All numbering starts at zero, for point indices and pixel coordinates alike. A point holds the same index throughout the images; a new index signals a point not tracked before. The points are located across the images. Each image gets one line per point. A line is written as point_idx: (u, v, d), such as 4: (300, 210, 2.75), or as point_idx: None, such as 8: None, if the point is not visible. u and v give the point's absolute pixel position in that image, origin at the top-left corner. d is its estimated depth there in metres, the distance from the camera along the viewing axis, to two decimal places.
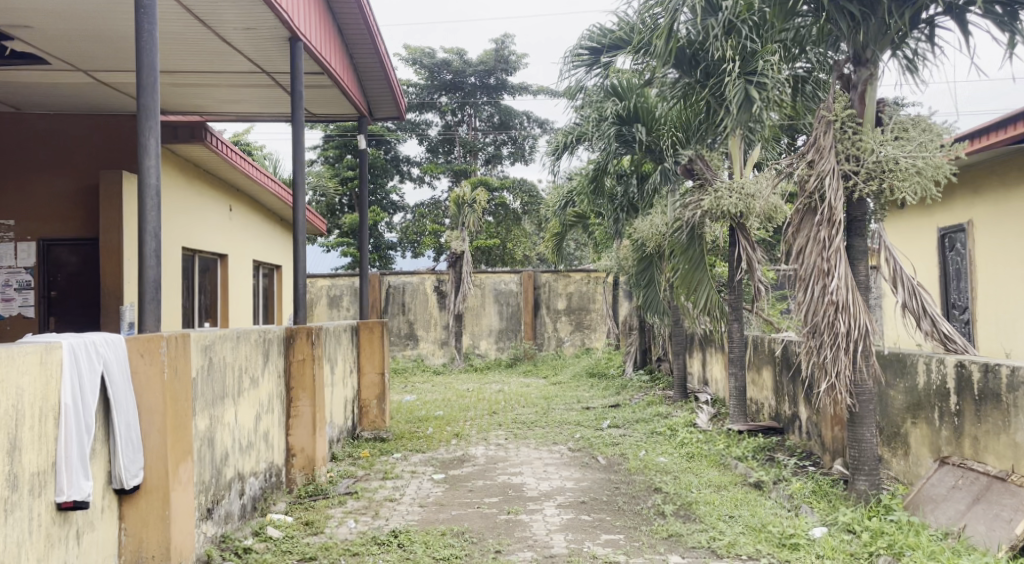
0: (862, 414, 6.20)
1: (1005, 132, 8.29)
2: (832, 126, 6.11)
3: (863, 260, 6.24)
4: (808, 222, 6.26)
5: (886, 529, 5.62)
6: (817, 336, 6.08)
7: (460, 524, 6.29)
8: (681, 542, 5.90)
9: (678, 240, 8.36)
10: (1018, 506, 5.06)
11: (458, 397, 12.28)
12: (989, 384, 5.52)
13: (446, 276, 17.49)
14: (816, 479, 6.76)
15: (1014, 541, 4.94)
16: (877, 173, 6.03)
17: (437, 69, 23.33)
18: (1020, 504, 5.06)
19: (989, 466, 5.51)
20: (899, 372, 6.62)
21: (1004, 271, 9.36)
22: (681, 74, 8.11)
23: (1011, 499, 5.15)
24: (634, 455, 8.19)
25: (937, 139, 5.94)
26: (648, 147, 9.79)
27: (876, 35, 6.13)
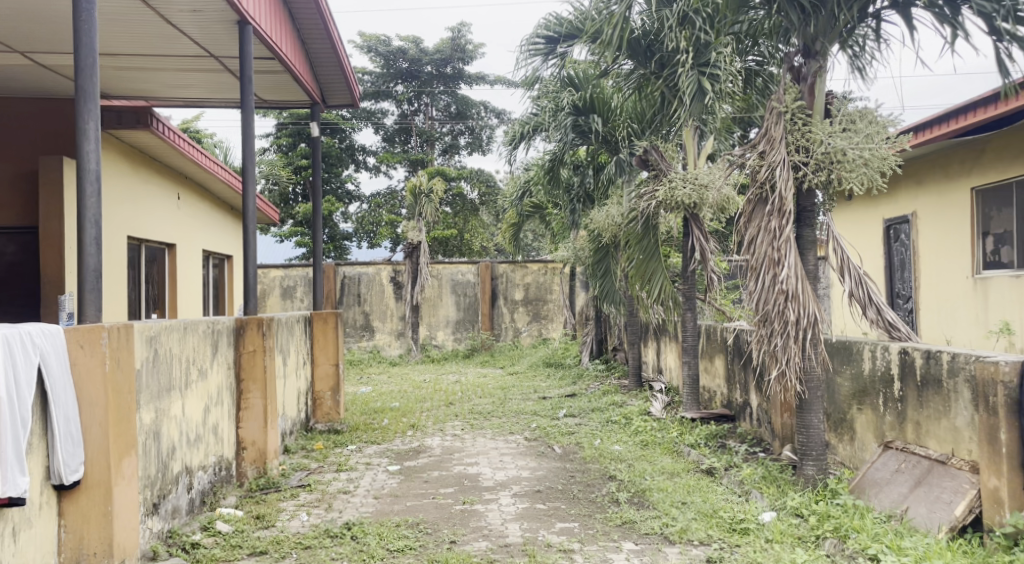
0: (811, 400, 6.32)
1: (947, 125, 8.49)
2: (783, 117, 6.19)
3: (812, 249, 6.35)
4: (759, 212, 6.34)
5: (833, 513, 5.74)
6: (768, 324, 6.19)
7: (415, 515, 6.27)
8: (635, 529, 5.96)
9: (634, 230, 8.36)
10: (957, 488, 5.24)
11: (413, 388, 12.23)
12: (931, 369, 5.65)
13: (402, 267, 17.40)
14: (766, 465, 6.88)
15: (955, 523, 5.10)
16: (825, 163, 6.13)
17: (392, 57, 23.11)
18: (959, 487, 5.24)
19: (930, 449, 5.68)
20: (846, 359, 6.76)
21: (945, 260, 9.63)
22: (635, 65, 8.12)
23: (950, 482, 5.33)
24: (589, 444, 8.24)
25: (882, 131, 6.06)
26: (604, 138, 9.84)
27: (826, 28, 6.22)
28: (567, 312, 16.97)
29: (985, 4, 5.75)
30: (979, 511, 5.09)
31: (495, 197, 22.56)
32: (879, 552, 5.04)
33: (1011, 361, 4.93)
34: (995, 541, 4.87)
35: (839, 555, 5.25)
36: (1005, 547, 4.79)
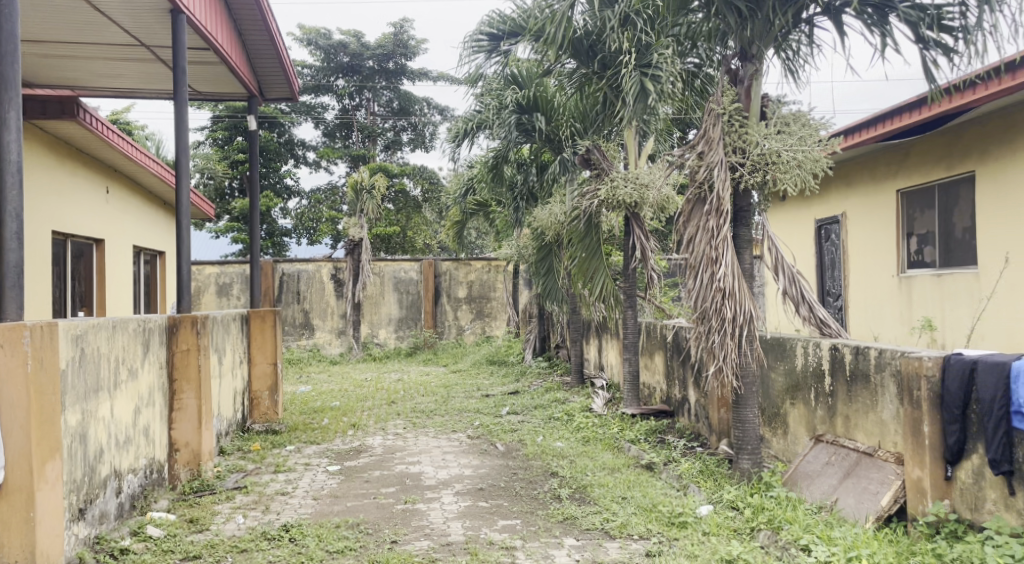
0: (746, 396, 6.45)
1: (874, 129, 8.78)
2: (720, 119, 6.30)
3: (748, 248, 6.48)
4: (698, 211, 6.44)
5: (767, 505, 5.87)
6: (706, 322, 6.29)
7: (355, 515, 6.21)
8: (575, 525, 6.00)
9: (576, 229, 8.38)
10: (883, 479, 5.42)
11: (354, 387, 12.10)
12: (859, 365, 5.82)
13: (343, 264, 17.22)
14: (703, 459, 7.00)
15: (881, 513, 5.27)
16: (761, 165, 6.27)
17: (332, 51, 22.85)
18: (885, 478, 5.43)
19: (858, 442, 5.86)
20: (780, 355, 6.91)
21: (873, 261, 9.96)
22: (578, 65, 8.19)
23: (877, 473, 5.51)
24: (532, 441, 8.27)
25: (815, 134, 6.24)
26: (547, 136, 9.88)
27: (761, 32, 6.34)
28: (511, 310, 16.99)
29: (910, 11, 6.02)
30: (903, 501, 5.29)
31: (438, 194, 22.51)
32: (810, 543, 5.16)
33: (934, 357, 5.13)
34: (918, 529, 5.08)
35: (772, 546, 5.36)
36: (926, 535, 5.00)
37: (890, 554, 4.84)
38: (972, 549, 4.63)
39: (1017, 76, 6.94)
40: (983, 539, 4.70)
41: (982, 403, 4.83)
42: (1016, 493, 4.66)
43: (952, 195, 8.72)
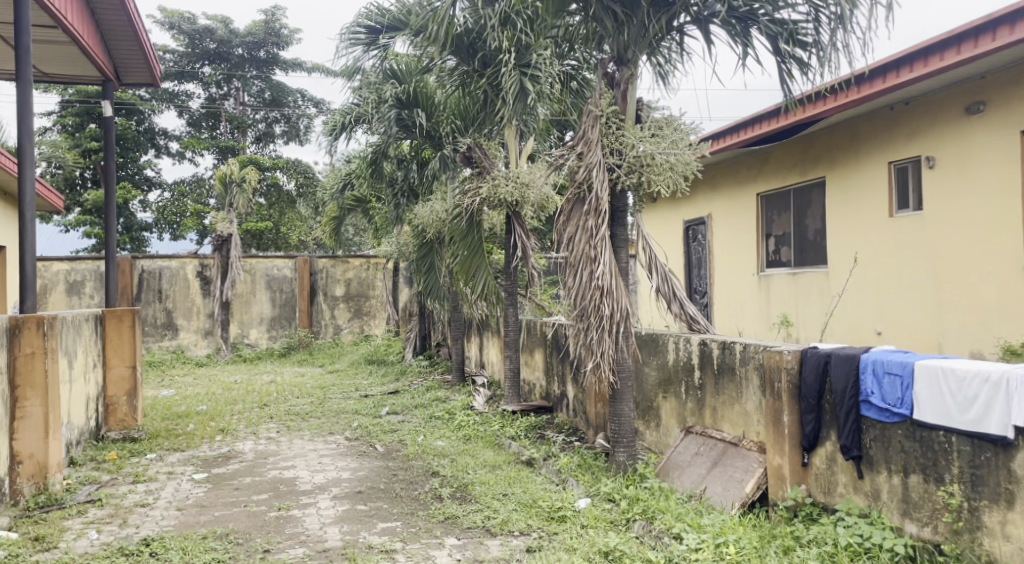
0: (622, 391, 6.53)
1: (736, 136, 9.17)
2: (598, 121, 6.36)
3: (625, 248, 6.56)
4: (577, 212, 6.48)
5: (642, 496, 5.96)
6: (584, 319, 6.34)
7: (224, 525, 5.91)
8: (456, 524, 5.91)
9: (458, 227, 8.37)
10: (748, 467, 5.63)
11: (224, 390, 11.57)
12: (725, 359, 6.02)
13: (211, 261, 16.49)
14: (581, 453, 7.07)
15: (744, 500, 5.45)
16: (637, 167, 6.35)
17: (197, 36, 21.80)
18: (749, 466, 5.63)
19: (724, 432, 6.06)
20: (653, 350, 7.06)
21: (735, 259, 10.36)
22: (459, 62, 8.07)
23: (742, 461, 5.71)
24: (412, 441, 8.12)
25: (686, 138, 6.38)
26: (428, 133, 9.73)
27: (637, 37, 6.46)
28: (391, 308, 16.75)
29: (772, 26, 6.30)
30: (765, 488, 5.51)
31: (314, 189, 21.93)
32: (682, 531, 5.25)
33: (792, 351, 5.36)
34: (778, 513, 5.33)
35: (646, 536, 5.43)
36: (786, 518, 5.24)
37: (754, 538, 5.00)
38: (827, 531, 4.87)
39: (862, 89, 7.34)
40: (835, 521, 4.95)
41: (835, 393, 5.08)
42: (864, 476, 4.92)
43: (805, 197, 9.22)
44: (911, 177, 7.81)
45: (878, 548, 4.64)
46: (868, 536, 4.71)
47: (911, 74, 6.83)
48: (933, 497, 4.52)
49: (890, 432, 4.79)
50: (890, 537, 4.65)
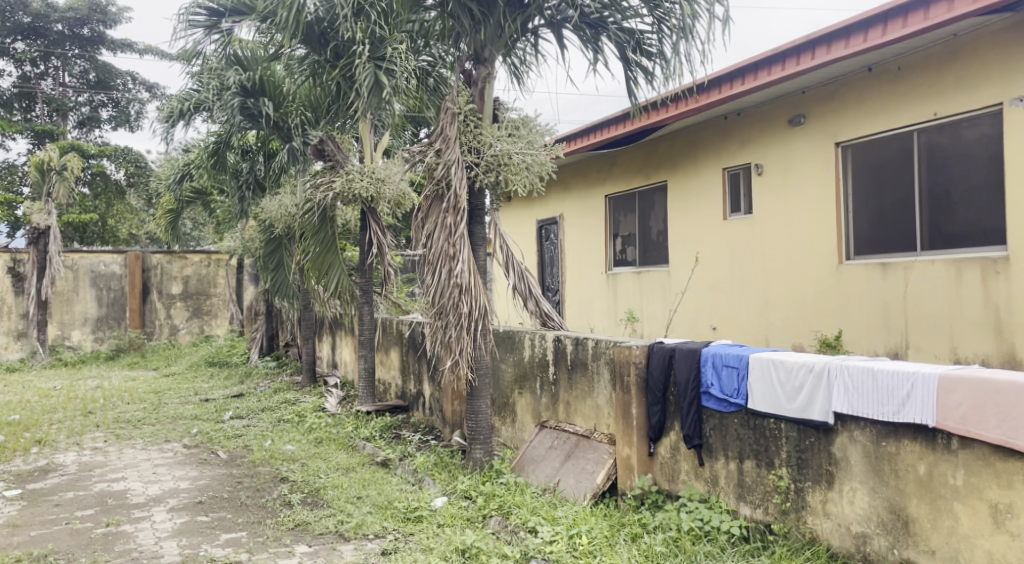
0: (480, 388, 6.55)
1: (586, 139, 9.49)
2: (456, 119, 6.32)
3: (483, 245, 6.61)
4: (435, 209, 6.41)
5: (498, 492, 5.97)
6: (442, 317, 6.29)
7: (42, 546, 5.38)
8: (308, 530, 5.70)
9: (310, 223, 7.99)
10: (598, 459, 5.80)
11: (41, 397, 10.56)
12: (579, 354, 6.18)
13: (24, 256, 15.03)
14: (438, 452, 7.03)
15: (595, 491, 5.60)
16: (494, 165, 6.39)
17: (9, 8, 19.72)
18: (600, 458, 5.81)
19: (577, 426, 6.22)
20: (509, 347, 7.13)
21: (585, 257, 10.71)
22: (309, 50, 7.75)
23: (593, 454, 5.89)
24: (259, 446, 7.75)
25: (540, 139, 6.48)
26: (275, 123, 9.38)
27: (493, 37, 6.49)
28: (234, 307, 15.97)
29: (620, 34, 6.53)
30: (614, 478, 5.70)
31: (147, 178, 20.41)
32: (537, 524, 5.27)
33: (640, 345, 5.58)
34: (626, 502, 5.51)
35: (503, 531, 5.40)
36: (633, 506, 5.43)
37: (604, 527, 5.11)
38: (671, 516, 5.06)
39: (701, 98, 7.79)
40: (678, 507, 5.17)
41: (678, 385, 5.32)
42: (704, 463, 5.18)
43: (648, 201, 9.73)
44: (742, 183, 8.40)
45: (717, 530, 4.86)
46: (707, 520, 4.93)
47: (744, 86, 7.33)
48: (764, 480, 4.79)
49: (726, 420, 5.06)
50: (727, 520, 4.89)
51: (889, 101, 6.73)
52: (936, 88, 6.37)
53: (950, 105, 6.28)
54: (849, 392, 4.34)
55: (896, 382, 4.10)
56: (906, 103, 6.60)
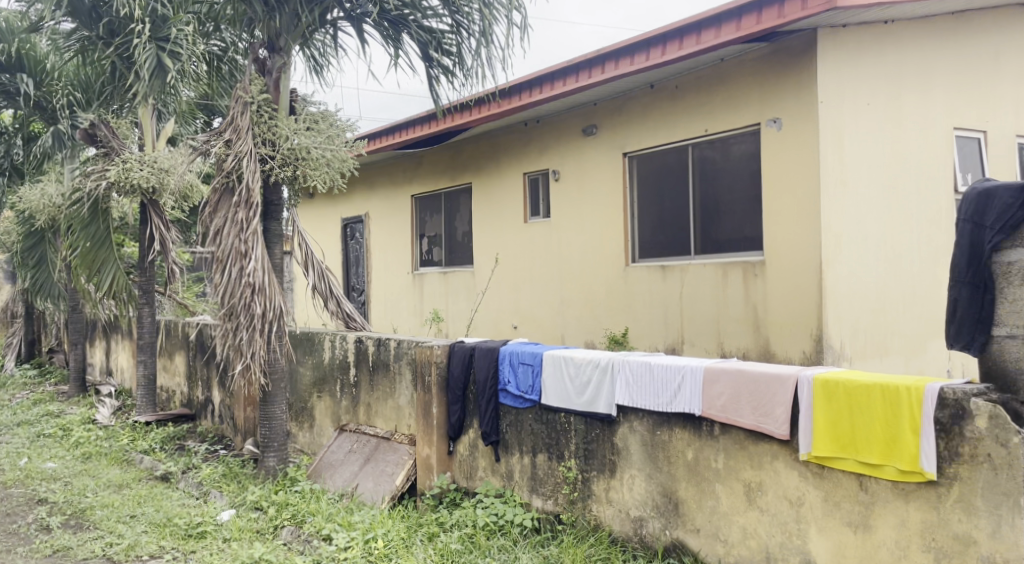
0: (274, 392, 6.33)
1: (391, 138, 9.44)
2: (248, 108, 6.12)
3: (279, 243, 6.41)
4: (225, 203, 6.14)
5: (291, 500, 5.76)
6: (233, 318, 5.97)
7: None
8: (69, 556, 5.23)
9: (78, 215, 7.46)
10: (399, 461, 5.81)
11: None
12: (381, 355, 6.15)
13: None
14: (226, 462, 6.73)
15: (395, 492, 5.56)
16: (291, 159, 6.19)
17: None
18: (400, 459, 5.83)
19: (378, 428, 6.21)
20: (308, 349, 6.97)
21: (390, 257, 10.69)
22: (77, 25, 7.15)
23: (393, 455, 5.89)
24: (13, 466, 7.01)
25: (341, 135, 6.41)
26: (38, 102, 8.60)
27: (288, 26, 6.25)
28: None
29: (421, 33, 6.57)
30: (414, 478, 5.73)
31: None
32: (332, 531, 5.15)
33: (441, 345, 5.67)
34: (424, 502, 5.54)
35: (295, 541, 5.24)
36: (432, 506, 5.48)
37: (402, 529, 5.08)
38: (467, 513, 5.16)
39: (502, 104, 8.02)
40: (474, 504, 5.29)
41: (477, 383, 5.45)
42: (500, 459, 5.35)
43: (453, 201, 9.85)
44: (542, 188, 8.70)
45: (510, 523, 5.02)
46: (502, 514, 5.09)
47: (541, 94, 7.63)
48: (555, 472, 5.01)
49: (521, 417, 5.25)
50: (520, 513, 5.08)
51: (669, 115, 7.26)
52: (709, 106, 6.93)
53: (720, 121, 6.84)
54: (630, 385, 4.64)
55: (670, 374, 4.41)
56: (684, 118, 7.13)
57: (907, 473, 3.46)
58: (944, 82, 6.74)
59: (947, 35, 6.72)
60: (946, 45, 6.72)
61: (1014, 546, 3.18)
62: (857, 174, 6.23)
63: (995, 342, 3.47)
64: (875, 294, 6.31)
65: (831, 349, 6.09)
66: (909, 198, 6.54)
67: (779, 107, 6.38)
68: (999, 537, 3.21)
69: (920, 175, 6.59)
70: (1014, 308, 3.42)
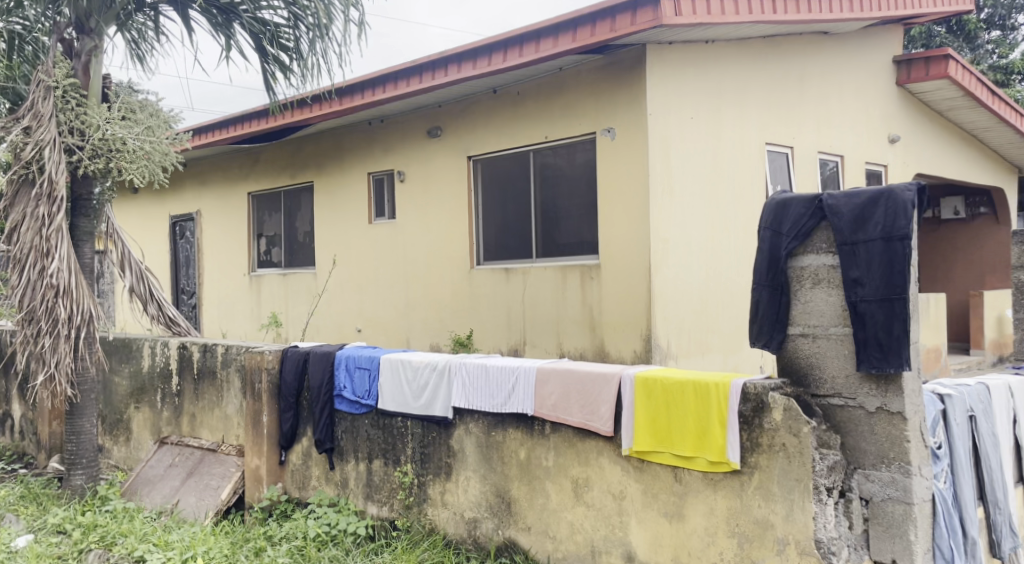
0: (83, 406, 5.89)
1: (226, 130, 8.98)
2: (51, 93, 5.61)
3: (88, 241, 5.97)
4: (24, 196, 5.63)
5: (99, 522, 5.30)
6: (33, 324, 5.50)
7: None
8: None
9: None
10: (224, 474, 5.61)
11: None
12: (206, 362, 5.92)
13: None
14: (27, 483, 6.21)
15: (220, 506, 5.36)
16: (103, 150, 5.76)
17: None
18: (226, 472, 5.62)
19: (203, 439, 5.98)
20: (125, 357, 6.59)
21: (224, 258, 10.25)
22: None
23: (219, 468, 5.69)
24: None
25: (164, 126, 6.08)
26: None
27: (100, 7, 5.79)
28: None
29: (254, 24, 6.32)
30: (241, 491, 5.52)
31: None
32: (145, 552, 4.81)
33: (274, 351, 5.48)
34: (252, 515, 5.33)
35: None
36: (260, 519, 5.28)
37: (224, 547, 4.82)
38: (298, 525, 4.98)
39: (343, 102, 7.84)
40: (306, 514, 5.13)
41: (311, 389, 5.30)
42: (335, 467, 5.23)
43: (294, 200, 9.57)
44: (386, 189, 8.60)
45: (343, 532, 4.92)
46: (335, 523, 4.97)
47: (384, 94, 7.53)
48: (391, 477, 4.96)
49: (357, 422, 5.15)
50: (353, 521, 4.99)
51: (509, 121, 7.38)
52: (547, 114, 7.08)
53: (558, 128, 7.01)
54: (467, 388, 4.64)
55: (503, 376, 4.44)
56: (523, 125, 7.26)
57: (716, 464, 3.65)
58: (759, 100, 7.20)
59: (761, 57, 7.19)
60: (761, 66, 7.19)
61: (805, 529, 3.42)
62: (683, 186, 6.55)
63: (791, 340, 3.76)
64: (698, 296, 6.65)
65: (658, 349, 6.35)
66: (728, 207, 6.93)
67: (612, 117, 6.61)
68: (792, 521, 3.45)
69: (738, 186, 7.02)
70: (805, 309, 3.71)
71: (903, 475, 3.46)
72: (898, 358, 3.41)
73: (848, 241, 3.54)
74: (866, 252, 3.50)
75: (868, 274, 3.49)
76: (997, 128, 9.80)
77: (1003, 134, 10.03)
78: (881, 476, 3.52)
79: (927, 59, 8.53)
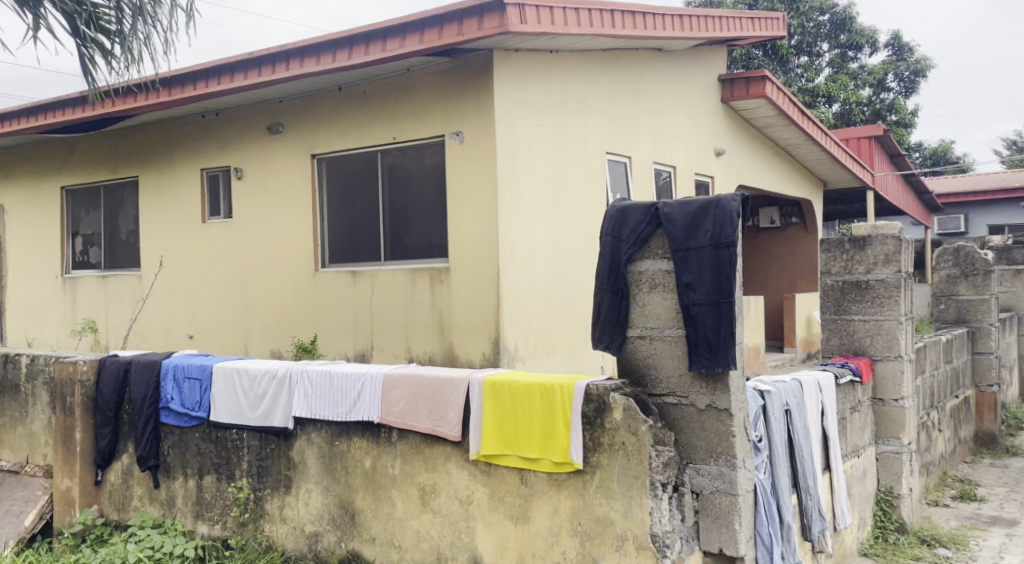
0: None
1: (35, 119, 8.20)
2: None
3: None
4: None
5: None
6: None
7: None
8: None
9: None
10: (28, 497, 5.09)
11: None
12: (9, 374, 5.36)
13: None
14: None
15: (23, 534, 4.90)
16: None
17: None
18: (30, 495, 5.09)
19: (3, 460, 5.37)
20: None
21: (31, 259, 9.35)
22: None
23: (22, 491, 5.16)
24: None
25: None
26: None
27: None
28: None
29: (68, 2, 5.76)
30: (48, 516, 5.01)
31: None
32: None
33: (89, 360, 5.00)
34: (61, 543, 4.81)
35: None
36: (71, 547, 4.78)
37: None
38: (116, 549, 4.52)
39: (172, 93, 7.33)
40: (126, 538, 4.68)
41: (133, 402, 4.86)
42: (160, 485, 4.84)
43: (116, 197, 8.86)
44: (221, 186, 8.13)
45: (168, 556, 4.51)
46: (159, 547, 4.56)
47: (219, 86, 7.08)
48: (224, 494, 4.63)
49: (186, 436, 4.77)
50: (180, 544, 4.60)
51: (353, 120, 7.14)
52: (394, 114, 6.90)
53: (406, 128, 6.84)
54: (309, 397, 4.38)
55: (348, 383, 4.23)
56: (369, 125, 7.05)
57: (560, 465, 3.62)
58: (598, 109, 7.35)
59: (600, 67, 7.34)
60: (599, 75, 7.35)
61: (641, 524, 3.45)
62: (529, 189, 6.55)
63: (629, 342, 3.78)
64: (543, 300, 6.68)
65: (506, 351, 6.31)
66: (571, 213, 7.01)
67: (459, 120, 6.51)
68: (630, 517, 3.47)
69: (580, 192, 7.11)
70: (643, 312, 3.75)
71: (729, 468, 3.56)
72: (725, 358, 3.49)
73: (682, 247, 3.60)
74: (697, 258, 3.56)
75: (699, 278, 3.56)
76: (806, 145, 10.57)
77: (813, 151, 10.83)
78: (710, 470, 3.61)
79: (747, 79, 9.08)
